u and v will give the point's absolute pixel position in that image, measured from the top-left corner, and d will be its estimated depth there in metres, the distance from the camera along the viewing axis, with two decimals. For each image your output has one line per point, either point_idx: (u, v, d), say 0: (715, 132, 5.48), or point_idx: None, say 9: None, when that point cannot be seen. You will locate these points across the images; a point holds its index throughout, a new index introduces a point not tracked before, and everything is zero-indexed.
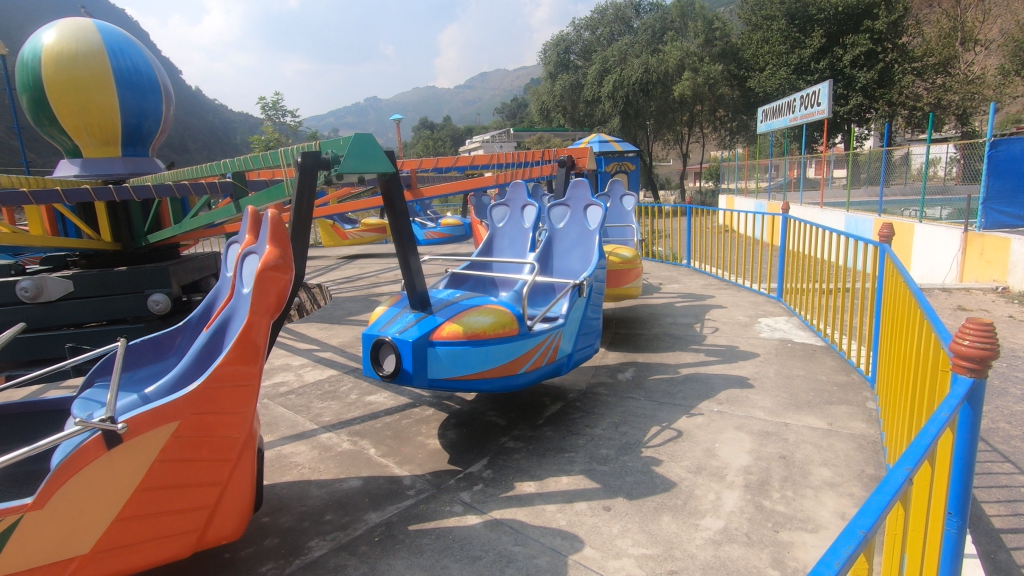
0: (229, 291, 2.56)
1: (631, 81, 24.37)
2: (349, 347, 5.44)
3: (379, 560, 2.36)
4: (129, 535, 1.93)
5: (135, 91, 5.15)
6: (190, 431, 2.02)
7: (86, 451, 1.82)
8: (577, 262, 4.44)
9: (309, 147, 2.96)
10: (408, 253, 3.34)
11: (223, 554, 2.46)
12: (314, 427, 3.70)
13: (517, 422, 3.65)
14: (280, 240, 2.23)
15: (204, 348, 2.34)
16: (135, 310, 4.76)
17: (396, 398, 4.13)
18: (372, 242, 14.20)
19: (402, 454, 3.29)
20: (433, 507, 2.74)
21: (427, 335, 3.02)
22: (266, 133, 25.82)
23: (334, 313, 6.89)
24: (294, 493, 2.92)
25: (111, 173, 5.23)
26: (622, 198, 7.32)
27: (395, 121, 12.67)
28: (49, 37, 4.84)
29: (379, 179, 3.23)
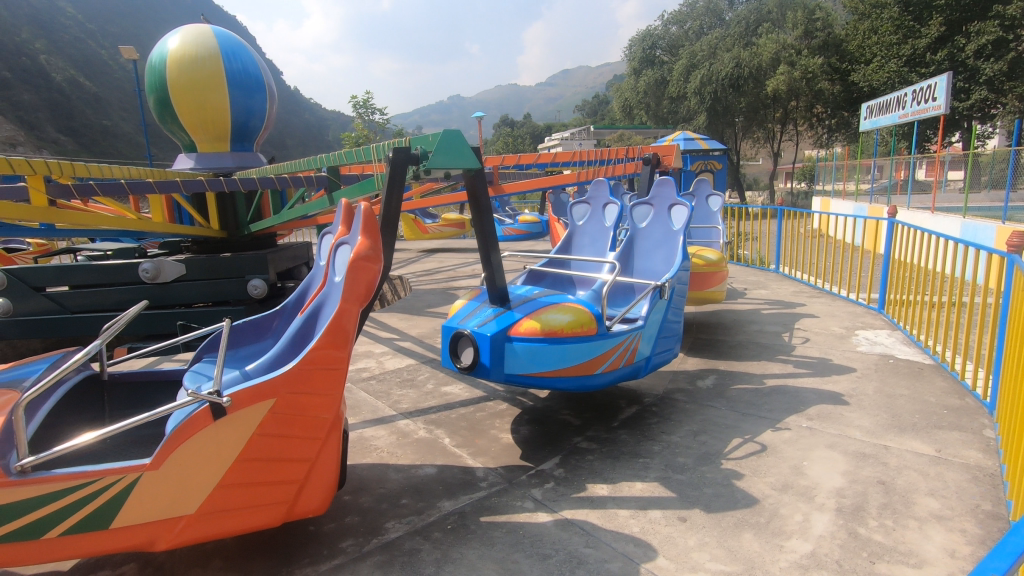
0: (322, 279, 2.70)
1: (720, 76, 23.39)
2: (427, 338, 5.60)
3: (451, 548, 2.41)
4: (229, 501, 2.09)
5: (244, 91, 5.56)
6: (286, 408, 2.15)
7: (196, 420, 2.00)
8: (660, 263, 4.30)
9: (400, 143, 3.05)
10: (490, 249, 3.38)
11: (308, 527, 2.61)
12: (393, 413, 3.84)
13: (591, 423, 3.61)
14: (371, 231, 2.33)
15: (299, 332, 2.47)
16: (237, 293, 5.15)
17: (471, 390, 4.21)
18: (451, 237, 14.60)
19: (476, 446, 3.35)
20: (504, 500, 2.76)
21: (505, 331, 3.06)
22: (355, 129, 27.33)
23: (414, 304, 7.12)
24: (373, 475, 3.05)
25: (221, 167, 5.68)
26: (708, 197, 7.03)
27: None
28: (174, 43, 5.34)
29: (464, 175, 3.30)
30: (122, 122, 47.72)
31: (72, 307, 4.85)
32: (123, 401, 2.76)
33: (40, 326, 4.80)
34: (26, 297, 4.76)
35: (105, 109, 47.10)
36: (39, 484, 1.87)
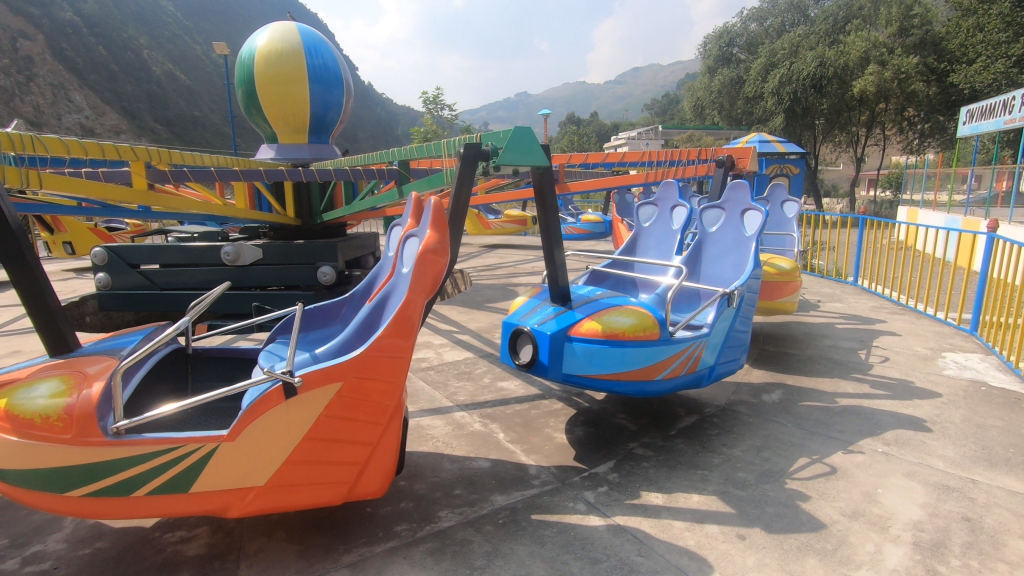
0: (389, 270, 2.78)
1: (802, 76, 22.26)
2: (485, 332, 5.66)
3: (502, 542, 2.43)
4: (296, 477, 2.19)
5: (323, 85, 5.80)
6: (351, 392, 2.23)
7: (269, 398, 2.11)
8: (729, 269, 4.14)
9: (471, 139, 3.07)
10: (554, 247, 3.37)
11: (365, 508, 2.70)
12: (450, 404, 3.91)
13: (648, 429, 3.53)
14: (440, 225, 2.39)
15: (365, 320, 2.55)
16: (307, 279, 5.38)
17: (527, 387, 4.22)
18: (512, 233, 14.73)
19: (530, 443, 3.35)
20: (556, 500, 2.75)
21: (565, 330, 3.04)
22: (425, 124, 28.26)
23: (473, 298, 7.22)
24: (429, 463, 3.12)
25: (299, 158, 5.96)
26: (783, 203, 6.71)
27: (543, 116, 11.66)
28: (261, 39, 5.63)
29: (532, 172, 3.31)
30: (212, 112, 51.10)
31: (162, 284, 5.25)
32: (206, 374, 2.96)
33: (134, 300, 5.24)
34: (124, 272, 5.20)
35: (197, 101, 50.59)
36: (129, 446, 2.04)
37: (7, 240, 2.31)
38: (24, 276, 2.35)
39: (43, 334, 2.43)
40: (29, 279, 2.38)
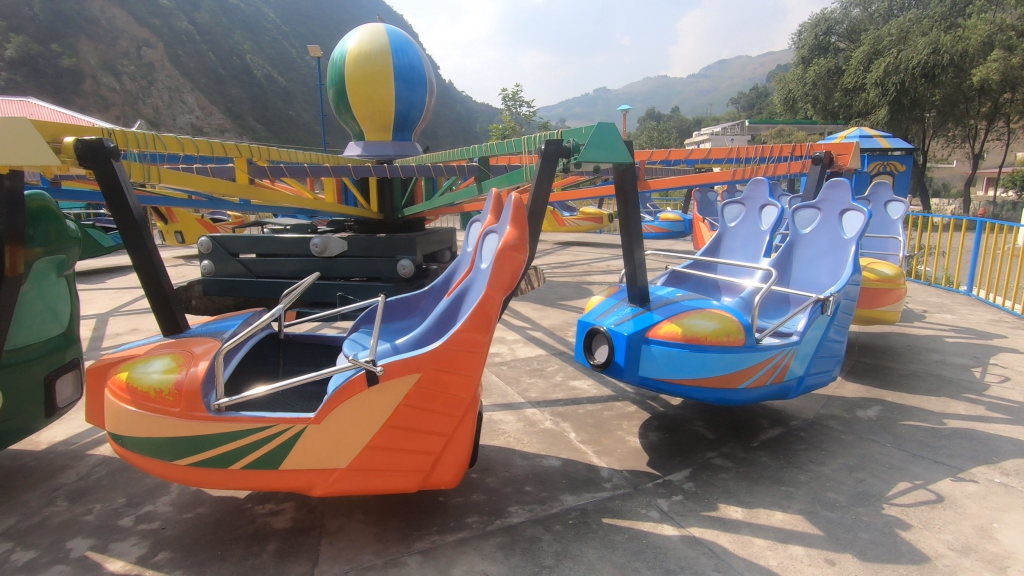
0: (468, 265, 2.82)
1: (911, 65, 20.39)
2: (558, 330, 5.63)
3: (572, 543, 2.40)
4: (374, 462, 2.27)
5: (408, 84, 5.99)
6: (429, 383, 2.27)
7: (353, 385, 2.20)
8: (824, 274, 3.86)
9: (553, 136, 3.04)
10: (634, 246, 3.28)
11: (438, 497, 2.76)
12: (522, 401, 3.93)
13: (727, 439, 3.37)
14: (519, 222, 2.40)
15: (444, 313, 2.61)
16: (387, 272, 5.58)
17: (600, 387, 4.15)
18: (587, 231, 14.59)
19: (602, 445, 3.30)
20: (628, 505, 2.69)
21: (643, 332, 2.96)
22: (504, 122, 28.80)
23: (547, 295, 7.21)
24: (500, 458, 3.14)
25: (383, 154, 6.19)
26: (887, 203, 6.17)
27: (622, 111, 11.32)
28: (352, 41, 5.88)
29: (614, 169, 3.25)
30: (306, 111, 54.36)
31: (258, 272, 5.66)
32: (295, 359, 3.14)
33: (234, 286, 5.68)
34: (226, 260, 5.68)
35: (292, 101, 53.98)
36: (229, 423, 2.20)
37: (131, 230, 2.55)
38: (144, 262, 2.61)
39: (159, 316, 2.68)
40: (149, 266, 2.63)
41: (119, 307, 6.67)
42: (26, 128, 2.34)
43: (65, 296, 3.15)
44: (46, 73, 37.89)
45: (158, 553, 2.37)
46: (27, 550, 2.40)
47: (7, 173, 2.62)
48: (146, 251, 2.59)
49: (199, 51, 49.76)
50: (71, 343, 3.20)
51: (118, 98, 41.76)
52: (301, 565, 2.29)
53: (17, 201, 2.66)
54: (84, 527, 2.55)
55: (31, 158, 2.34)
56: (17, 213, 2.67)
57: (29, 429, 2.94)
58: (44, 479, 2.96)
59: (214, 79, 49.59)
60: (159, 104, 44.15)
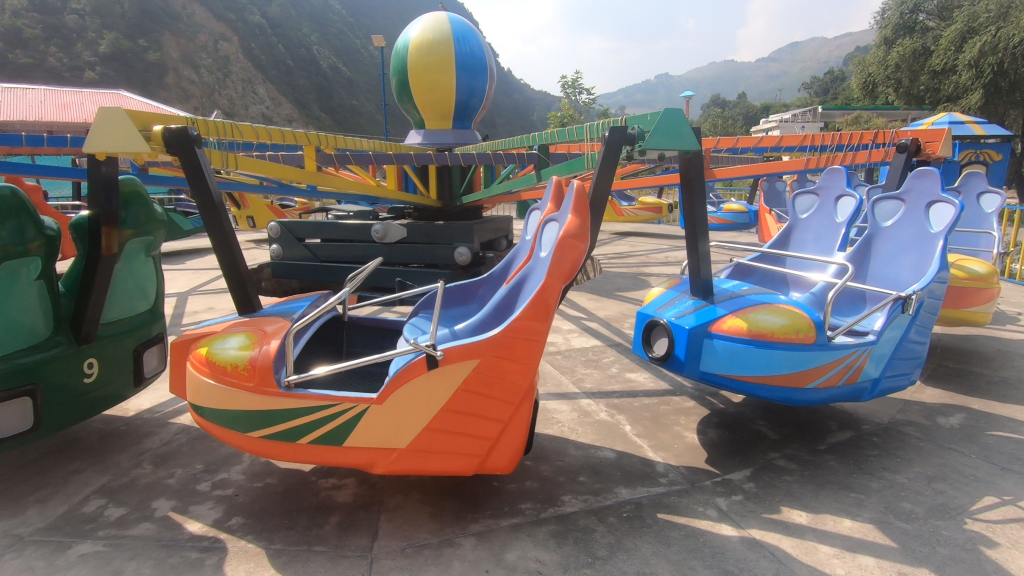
0: (527, 253, 2.82)
1: (1013, 43, 18.47)
2: (614, 321, 5.55)
3: (626, 536, 2.37)
4: (432, 444, 2.31)
5: (469, 72, 6.02)
6: (487, 370, 2.29)
7: (414, 367, 2.25)
8: (906, 270, 3.61)
9: (617, 123, 2.98)
10: (698, 237, 3.18)
11: (492, 482, 2.80)
12: (577, 391, 3.91)
13: (792, 440, 3.23)
14: (581, 210, 2.38)
15: (503, 301, 2.62)
16: (445, 258, 5.67)
17: (657, 381, 4.07)
18: (646, 221, 14.29)
19: (658, 439, 3.24)
20: (684, 502, 2.63)
21: (705, 326, 2.87)
22: (563, 110, 28.72)
23: (603, 286, 7.12)
24: (554, 446, 3.15)
25: (443, 143, 6.26)
26: (980, 196, 5.68)
27: (685, 97, 10.78)
28: (415, 30, 5.96)
29: (680, 157, 3.17)
30: (368, 101, 55.81)
31: (322, 256, 5.90)
32: (358, 341, 3.25)
33: (300, 269, 5.94)
34: (293, 245, 5.96)
35: (356, 91, 55.51)
36: (298, 399, 2.30)
37: (212, 214, 2.70)
38: (222, 243, 2.76)
39: (235, 295, 2.83)
40: (227, 247, 2.78)
41: (197, 286, 7.12)
42: (120, 118, 2.52)
43: (152, 276, 3.40)
44: (135, 67, 40.68)
45: (232, 518, 2.53)
46: (118, 507, 2.62)
47: (103, 161, 2.75)
48: (223, 233, 2.75)
49: (270, 44, 51.98)
50: (156, 319, 3.46)
51: (197, 89, 44.29)
52: (361, 538, 2.38)
53: (111, 186, 2.84)
54: (167, 489, 2.76)
55: (124, 145, 2.50)
56: (111, 197, 2.84)
57: (120, 396, 3.20)
58: (133, 443, 3.22)
59: (284, 70, 51.72)
60: (234, 95, 46.59)
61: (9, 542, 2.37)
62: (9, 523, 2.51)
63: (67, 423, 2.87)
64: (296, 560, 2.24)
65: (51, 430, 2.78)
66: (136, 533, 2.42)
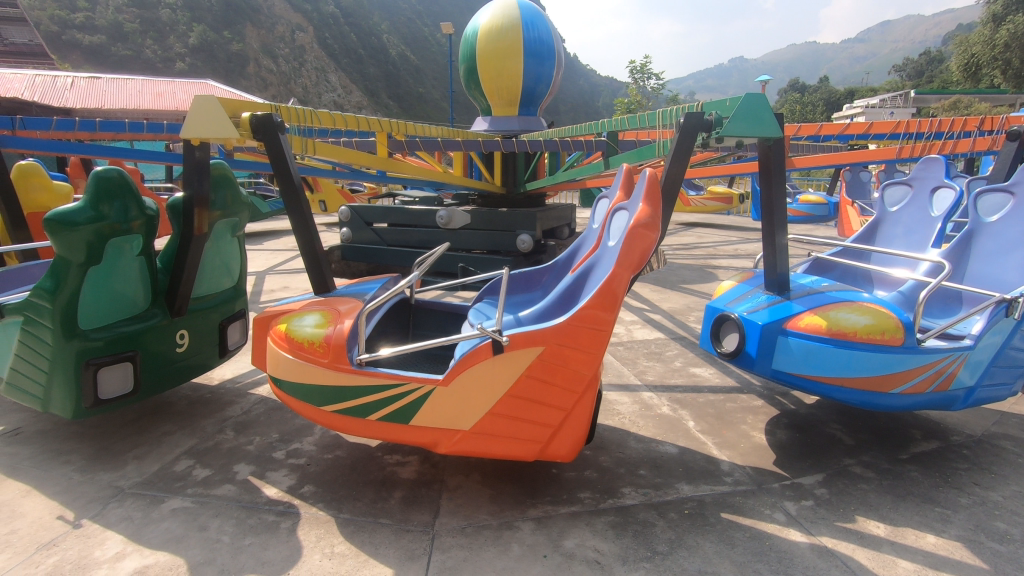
0: (594, 242, 2.78)
1: None
2: (679, 314, 5.41)
3: (687, 533, 2.33)
4: (494, 428, 2.34)
5: (537, 59, 5.98)
6: (552, 357, 2.29)
7: (479, 352, 2.28)
8: (1011, 270, 3.28)
9: (693, 109, 2.87)
10: (776, 230, 3.04)
11: (551, 469, 2.81)
12: (638, 383, 3.85)
13: (870, 446, 3.05)
14: (653, 199, 2.31)
15: (568, 289, 2.60)
16: (507, 245, 5.70)
17: (722, 377, 3.95)
18: (714, 211, 13.79)
19: (723, 437, 3.14)
20: (750, 503, 2.54)
21: (780, 322, 2.75)
22: (630, 96, 28.15)
23: (667, 277, 6.95)
24: (614, 438, 3.12)
25: (509, 130, 6.27)
26: None
27: (761, 82, 9.93)
28: (485, 16, 5.96)
29: (759, 144, 3.02)
30: (435, 88, 56.70)
31: (389, 240, 6.09)
32: (424, 323, 3.34)
33: (368, 253, 6.15)
34: (362, 229, 6.17)
35: (423, 78, 56.50)
36: (368, 377, 2.40)
37: (292, 197, 2.84)
38: (301, 225, 2.90)
39: (311, 275, 2.98)
40: (306, 229, 2.92)
41: (274, 266, 7.53)
42: (214, 106, 2.68)
43: (237, 254, 3.60)
44: (220, 57, 43.08)
45: (304, 486, 2.67)
46: (204, 468, 2.83)
47: (197, 145, 2.91)
48: (303, 216, 2.88)
49: (342, 33, 53.72)
50: (239, 296, 3.67)
51: (275, 79, 46.40)
52: (423, 514, 2.46)
53: (203, 169, 3.01)
54: (246, 455, 2.95)
55: (216, 131, 2.65)
56: (202, 179, 3.03)
57: (207, 366, 3.44)
58: (216, 410, 3.46)
59: (355, 58, 53.38)
60: (308, 84, 48.85)
61: (112, 493, 2.61)
62: (112, 476, 2.77)
63: (161, 387, 3.13)
64: (363, 530, 2.35)
65: (147, 394, 3.05)
66: (220, 493, 2.61)
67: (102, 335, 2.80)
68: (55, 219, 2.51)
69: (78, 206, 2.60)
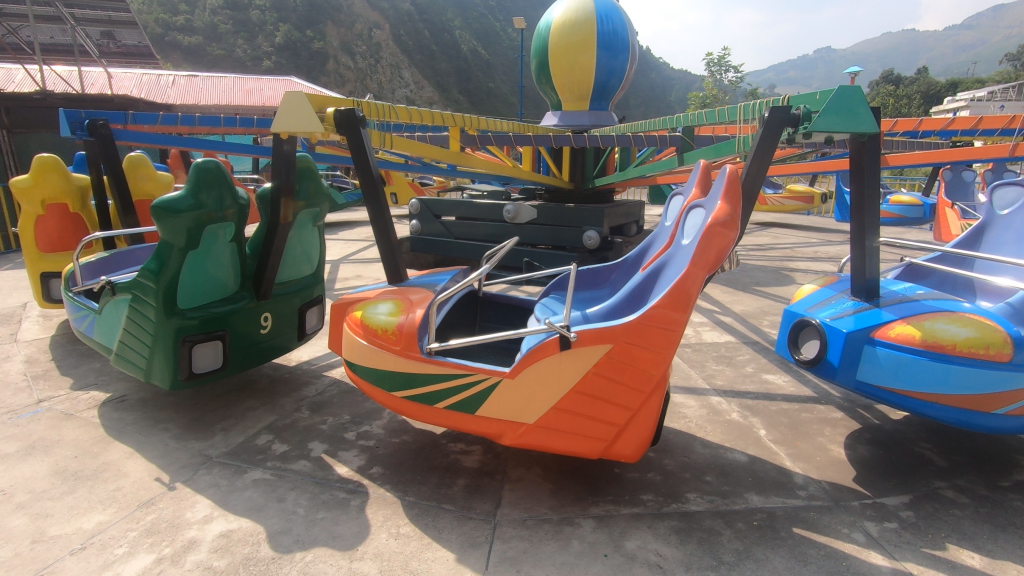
0: (667, 240, 2.71)
1: None
2: (751, 318, 5.18)
3: (756, 545, 2.24)
4: (559, 423, 2.34)
5: (610, 52, 5.87)
6: (620, 355, 2.25)
7: (547, 347, 2.29)
8: None
9: (778, 103, 2.74)
10: (866, 232, 2.85)
11: (613, 469, 2.78)
12: (707, 387, 3.73)
13: (964, 470, 2.81)
14: (733, 196, 2.23)
15: (638, 287, 2.55)
16: (573, 241, 5.67)
17: (798, 385, 3.75)
18: (793, 211, 13.13)
19: (798, 448, 2.99)
20: (826, 520, 2.41)
21: (867, 331, 2.58)
22: (706, 90, 27.28)
23: (740, 279, 6.68)
24: (680, 441, 3.04)
25: (579, 125, 6.21)
26: None
27: (850, 74, 9.41)
28: (558, 10, 5.93)
29: (851, 141, 2.84)
30: (504, 83, 57.09)
31: (456, 233, 6.20)
32: (490, 316, 3.38)
33: (436, 245, 6.29)
34: (430, 221, 6.31)
35: (494, 73, 57.07)
36: (438, 366, 2.46)
37: (370, 189, 2.96)
38: (378, 215, 3.02)
39: (386, 264, 3.09)
40: (382, 220, 3.03)
41: (348, 255, 7.85)
42: (302, 101, 2.82)
43: (317, 243, 3.79)
44: (303, 55, 45.33)
45: (373, 467, 2.79)
46: (282, 444, 3.00)
47: (286, 139, 3.09)
48: (379, 206, 3.00)
49: (416, 30, 55.06)
50: (318, 282, 3.87)
51: (352, 75, 48.27)
52: (485, 503, 2.50)
53: (290, 162, 3.20)
54: (320, 434, 3.11)
55: (302, 124, 2.79)
56: (289, 172, 3.22)
57: (287, 347, 3.65)
58: (294, 390, 3.66)
59: (427, 55, 54.59)
60: (382, 80, 50.60)
61: (202, 461, 2.83)
62: (202, 445, 3.00)
63: (247, 365, 3.35)
64: (427, 514, 2.42)
65: (234, 370, 3.28)
66: (296, 468, 2.77)
67: (196, 314, 3.04)
68: (160, 207, 2.74)
69: (181, 194, 2.81)
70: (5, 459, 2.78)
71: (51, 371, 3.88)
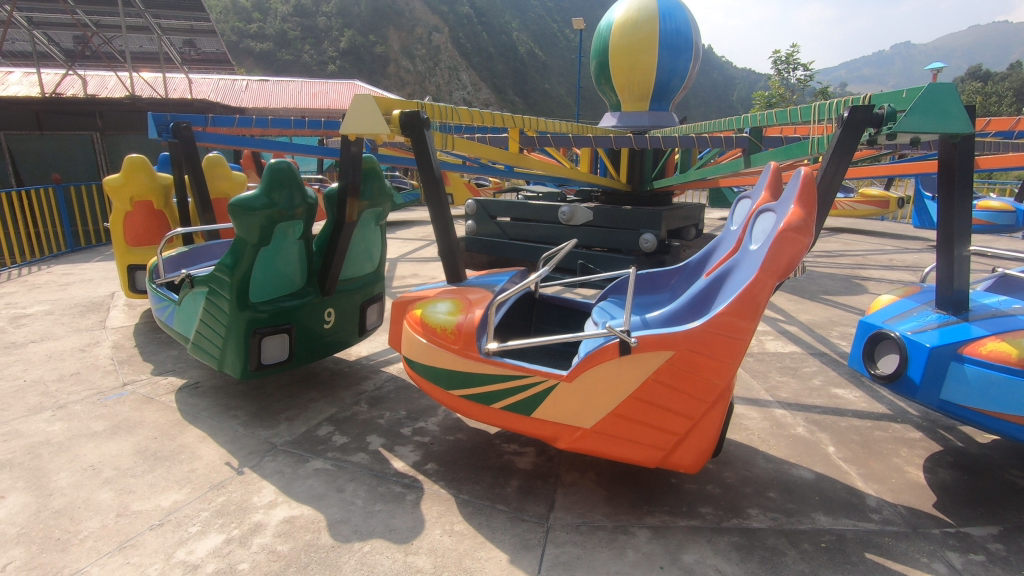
0: (732, 245, 2.62)
1: None
2: (819, 328, 4.92)
3: (823, 569, 2.12)
4: (616, 429, 2.30)
5: (672, 51, 5.74)
6: (682, 363, 2.19)
7: (606, 351, 2.26)
8: None
9: (858, 101, 2.60)
10: (954, 240, 2.66)
11: (670, 479, 2.71)
12: (770, 399, 3.57)
13: None
14: (807, 201, 2.12)
15: (701, 293, 2.47)
16: (629, 244, 5.57)
17: (870, 401, 3.54)
18: (865, 216, 12.40)
19: (870, 468, 2.82)
20: (902, 547, 2.25)
21: (954, 346, 2.40)
22: (772, 89, 26.24)
23: (806, 287, 6.37)
24: (741, 454, 2.93)
25: (638, 125, 6.10)
26: None
27: (933, 70, 8.80)
28: (620, 10, 5.84)
29: (941, 142, 2.65)
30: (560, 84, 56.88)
31: (511, 233, 6.24)
32: (546, 318, 3.37)
33: (490, 245, 6.34)
34: (486, 221, 6.37)
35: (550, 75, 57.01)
36: (496, 365, 2.47)
37: (432, 189, 3.01)
38: (439, 215, 3.07)
39: (446, 263, 3.14)
40: (443, 220, 3.08)
41: (405, 254, 8.03)
42: (370, 104, 2.89)
43: (379, 242, 3.89)
44: (366, 60, 46.81)
45: (428, 464, 2.83)
46: (342, 436, 3.10)
47: (353, 141, 3.19)
48: (441, 207, 3.05)
49: (475, 32, 55.64)
50: (378, 280, 3.97)
51: (412, 78, 49.39)
52: (538, 506, 2.49)
53: (356, 163, 3.30)
54: (378, 428, 3.19)
55: (370, 126, 2.87)
56: (355, 172, 3.32)
57: (349, 342, 3.77)
58: (353, 384, 3.77)
59: (485, 57, 55.10)
60: (440, 83, 51.50)
61: (268, 448, 2.96)
62: (268, 433, 3.13)
63: (310, 358, 3.49)
64: (480, 513, 2.43)
65: (299, 362, 3.42)
66: (355, 460, 2.85)
67: (266, 307, 3.19)
68: (237, 205, 2.89)
69: (256, 194, 2.96)
70: (94, 436, 3.01)
71: (135, 357, 4.17)
